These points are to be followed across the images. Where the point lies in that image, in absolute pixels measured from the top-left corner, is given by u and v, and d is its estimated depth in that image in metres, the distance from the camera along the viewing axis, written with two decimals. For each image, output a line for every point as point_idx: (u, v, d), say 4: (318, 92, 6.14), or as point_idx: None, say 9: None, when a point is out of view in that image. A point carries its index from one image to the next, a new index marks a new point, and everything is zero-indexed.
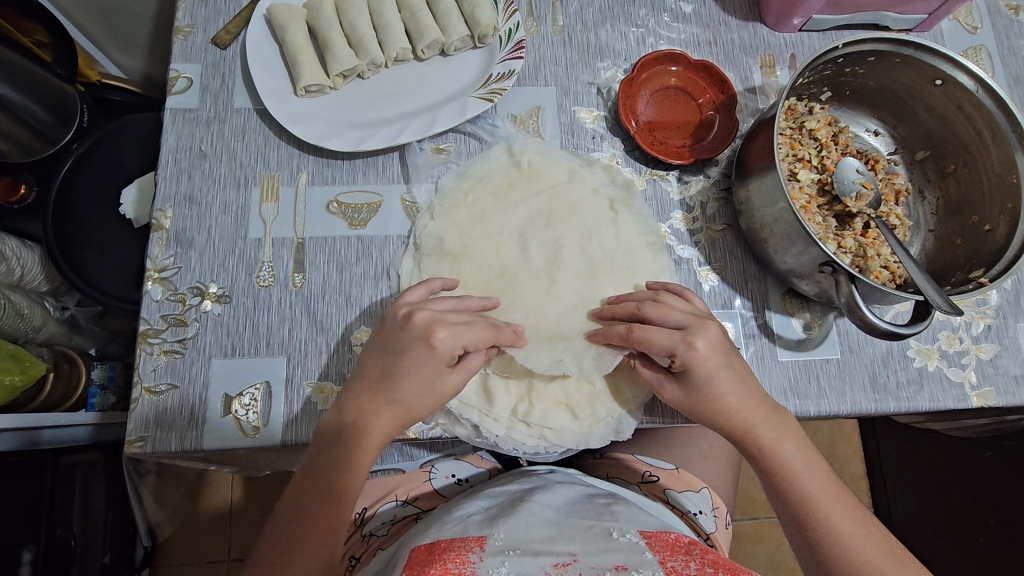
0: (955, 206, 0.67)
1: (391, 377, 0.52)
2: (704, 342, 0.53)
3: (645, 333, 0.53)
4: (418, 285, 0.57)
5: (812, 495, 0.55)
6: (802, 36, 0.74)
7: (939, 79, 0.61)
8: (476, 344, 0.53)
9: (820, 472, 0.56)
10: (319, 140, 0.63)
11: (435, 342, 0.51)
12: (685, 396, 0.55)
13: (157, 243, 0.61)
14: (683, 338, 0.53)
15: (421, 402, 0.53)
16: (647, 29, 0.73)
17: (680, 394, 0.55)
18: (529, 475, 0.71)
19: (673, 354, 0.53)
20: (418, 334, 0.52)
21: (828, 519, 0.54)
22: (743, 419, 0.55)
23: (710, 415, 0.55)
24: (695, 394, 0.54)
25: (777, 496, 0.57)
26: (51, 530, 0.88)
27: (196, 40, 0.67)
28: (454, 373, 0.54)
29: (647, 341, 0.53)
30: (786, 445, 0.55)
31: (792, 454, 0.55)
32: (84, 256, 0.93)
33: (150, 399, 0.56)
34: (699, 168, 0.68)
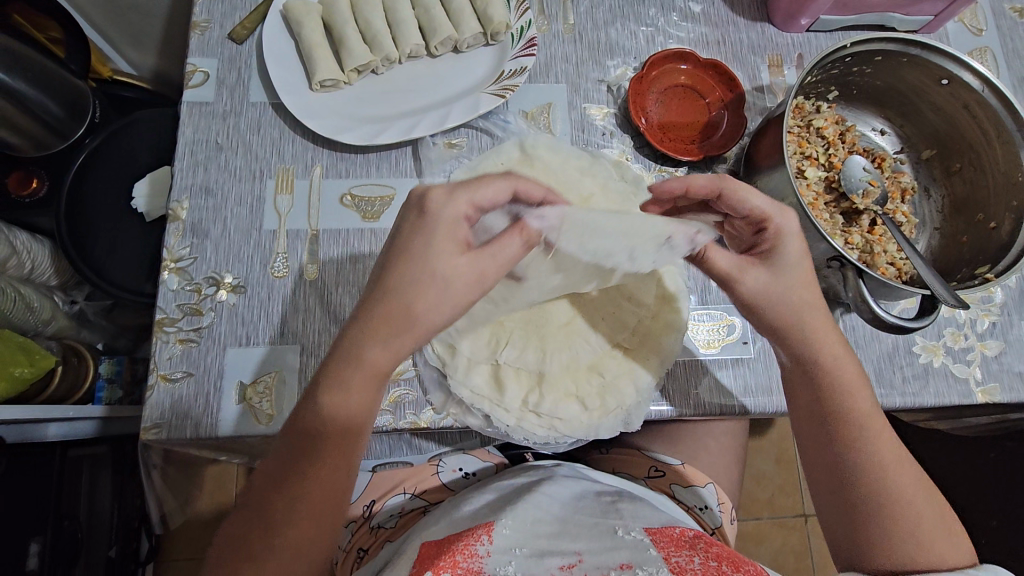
0: (960, 204, 0.68)
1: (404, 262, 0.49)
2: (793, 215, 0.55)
3: (742, 190, 0.54)
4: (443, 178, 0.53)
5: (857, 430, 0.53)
6: (810, 36, 0.75)
7: (945, 78, 0.62)
8: (482, 196, 0.50)
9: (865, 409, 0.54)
10: (334, 133, 0.64)
11: (428, 204, 0.49)
12: (769, 279, 0.54)
13: (173, 234, 0.61)
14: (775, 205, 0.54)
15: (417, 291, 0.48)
16: (656, 28, 0.74)
17: (766, 277, 0.54)
18: (530, 469, 0.72)
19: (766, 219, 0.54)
20: (416, 204, 0.50)
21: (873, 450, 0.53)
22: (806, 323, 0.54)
23: (780, 312, 0.54)
24: (778, 276, 0.54)
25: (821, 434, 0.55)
26: (58, 522, 0.89)
27: (213, 34, 0.68)
28: (464, 255, 0.49)
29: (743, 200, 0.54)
30: (845, 368, 0.54)
31: (848, 378, 0.54)
32: (95, 249, 0.94)
33: (166, 386, 0.56)
34: (708, 165, 0.69)
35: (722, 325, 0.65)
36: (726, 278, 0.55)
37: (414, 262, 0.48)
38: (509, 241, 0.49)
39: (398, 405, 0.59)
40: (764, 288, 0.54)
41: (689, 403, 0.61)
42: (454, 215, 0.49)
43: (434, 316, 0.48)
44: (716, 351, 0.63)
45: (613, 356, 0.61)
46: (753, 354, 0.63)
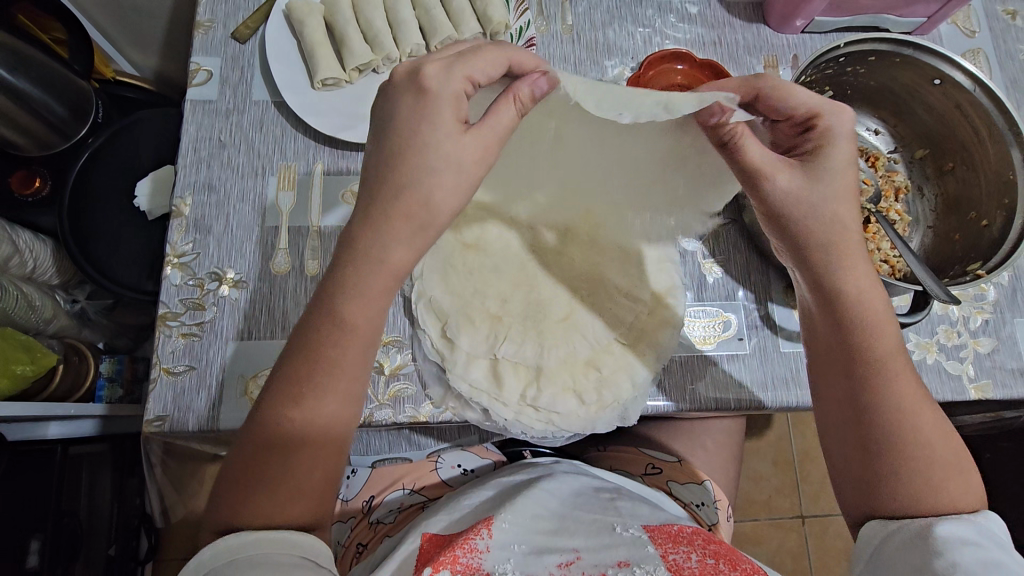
0: (953, 202, 0.69)
1: (400, 148, 0.46)
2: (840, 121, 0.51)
3: (786, 86, 0.50)
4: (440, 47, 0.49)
5: (886, 363, 0.50)
6: (804, 37, 0.76)
7: (938, 78, 0.63)
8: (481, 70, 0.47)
9: (893, 347, 0.51)
10: (336, 131, 0.65)
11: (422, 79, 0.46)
12: (803, 184, 0.50)
13: (177, 229, 0.62)
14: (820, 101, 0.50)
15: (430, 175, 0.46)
16: (653, 29, 0.75)
17: (800, 180, 0.50)
18: (523, 468, 0.72)
19: (815, 116, 0.50)
20: (406, 82, 0.47)
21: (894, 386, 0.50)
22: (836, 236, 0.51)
23: (809, 216, 0.50)
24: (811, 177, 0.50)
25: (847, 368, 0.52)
26: (58, 519, 0.89)
27: (216, 34, 0.69)
28: (465, 128, 0.46)
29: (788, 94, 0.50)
30: (873, 299, 0.51)
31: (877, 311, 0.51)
32: (98, 248, 0.95)
33: (168, 378, 0.57)
34: None
35: (718, 321, 0.65)
36: (754, 173, 0.50)
37: (411, 143, 0.46)
38: (500, 107, 0.47)
39: (398, 399, 0.60)
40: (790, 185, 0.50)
41: (686, 397, 0.62)
42: (455, 89, 0.46)
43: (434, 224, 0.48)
44: (712, 346, 0.64)
45: (611, 351, 0.61)
46: (747, 350, 0.64)
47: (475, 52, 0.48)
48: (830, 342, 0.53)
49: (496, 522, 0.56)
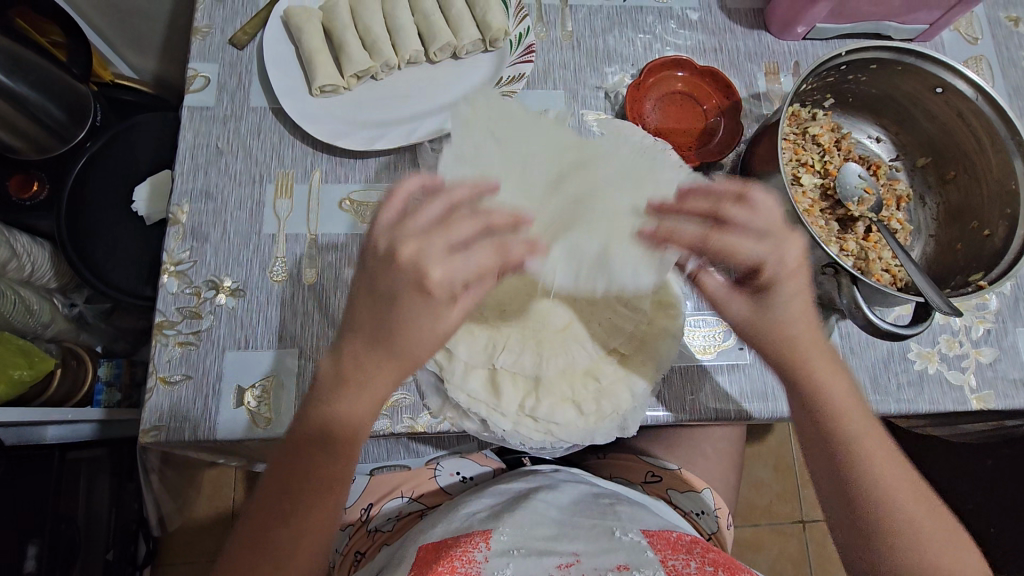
0: (955, 211, 0.68)
1: (390, 324, 0.48)
2: (792, 253, 0.53)
3: (738, 239, 0.52)
4: (391, 198, 0.49)
5: (855, 440, 0.55)
6: (806, 44, 0.76)
7: (939, 87, 0.63)
8: (475, 269, 0.46)
9: (856, 421, 0.56)
10: (333, 138, 0.65)
11: (424, 284, 0.46)
12: (752, 312, 0.56)
13: (173, 237, 0.62)
14: (773, 249, 0.52)
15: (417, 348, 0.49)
16: (654, 36, 0.75)
17: (748, 308, 0.56)
18: (521, 476, 0.72)
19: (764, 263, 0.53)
20: (405, 277, 0.46)
21: (867, 457, 0.55)
22: (796, 342, 0.55)
23: (760, 339, 0.56)
24: (760, 304, 0.55)
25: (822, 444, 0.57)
26: (56, 524, 0.89)
27: (214, 40, 0.69)
28: (452, 309, 0.48)
29: (731, 250, 0.52)
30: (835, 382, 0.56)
31: (838, 394, 0.56)
32: (96, 252, 0.94)
33: (165, 388, 0.57)
34: (704, 171, 0.70)
35: (719, 330, 0.65)
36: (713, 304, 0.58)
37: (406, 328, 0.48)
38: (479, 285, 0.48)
39: (396, 409, 0.60)
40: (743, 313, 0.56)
41: (688, 407, 0.62)
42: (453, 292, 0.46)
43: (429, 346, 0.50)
44: (713, 356, 0.64)
45: (610, 361, 0.61)
46: (750, 359, 0.64)
47: (471, 242, 0.46)
48: (804, 421, 0.57)
49: (495, 532, 0.56)
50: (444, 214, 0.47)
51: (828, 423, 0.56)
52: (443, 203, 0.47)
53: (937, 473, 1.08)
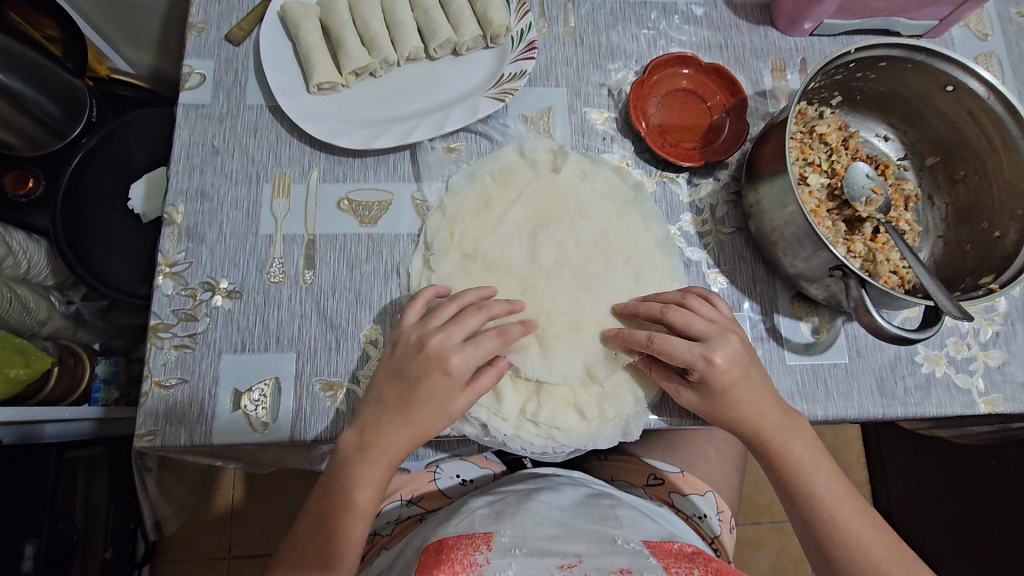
0: (964, 212, 0.67)
1: (408, 401, 0.53)
2: (723, 356, 0.54)
3: (671, 338, 0.54)
4: (413, 300, 0.57)
5: (822, 505, 0.55)
6: (813, 40, 0.75)
7: (950, 85, 0.61)
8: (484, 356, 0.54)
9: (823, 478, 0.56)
10: (330, 137, 0.63)
11: (451, 368, 0.53)
12: (698, 401, 0.56)
13: (169, 237, 0.61)
14: (702, 353, 0.54)
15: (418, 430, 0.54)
16: (658, 32, 0.74)
17: (696, 399, 0.56)
18: (535, 478, 0.71)
19: (692, 368, 0.54)
20: (433, 361, 0.53)
21: (837, 521, 0.55)
22: (753, 420, 0.55)
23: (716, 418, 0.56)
24: (709, 400, 0.55)
25: (797, 515, 0.57)
26: (55, 523, 0.87)
27: (209, 35, 0.68)
28: (462, 393, 0.54)
29: (669, 352, 0.54)
30: (800, 443, 0.56)
31: (799, 460, 0.56)
32: (92, 251, 0.93)
33: (160, 392, 0.56)
34: (709, 171, 0.69)
35: None
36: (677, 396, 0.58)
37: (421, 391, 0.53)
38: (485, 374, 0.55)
39: None
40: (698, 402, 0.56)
41: (688, 412, 0.60)
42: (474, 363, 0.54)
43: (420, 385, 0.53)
44: None
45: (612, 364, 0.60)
46: None
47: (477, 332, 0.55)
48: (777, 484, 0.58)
49: (495, 536, 0.55)
50: (456, 313, 0.56)
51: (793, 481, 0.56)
52: (455, 305, 0.56)
53: (940, 473, 1.07)
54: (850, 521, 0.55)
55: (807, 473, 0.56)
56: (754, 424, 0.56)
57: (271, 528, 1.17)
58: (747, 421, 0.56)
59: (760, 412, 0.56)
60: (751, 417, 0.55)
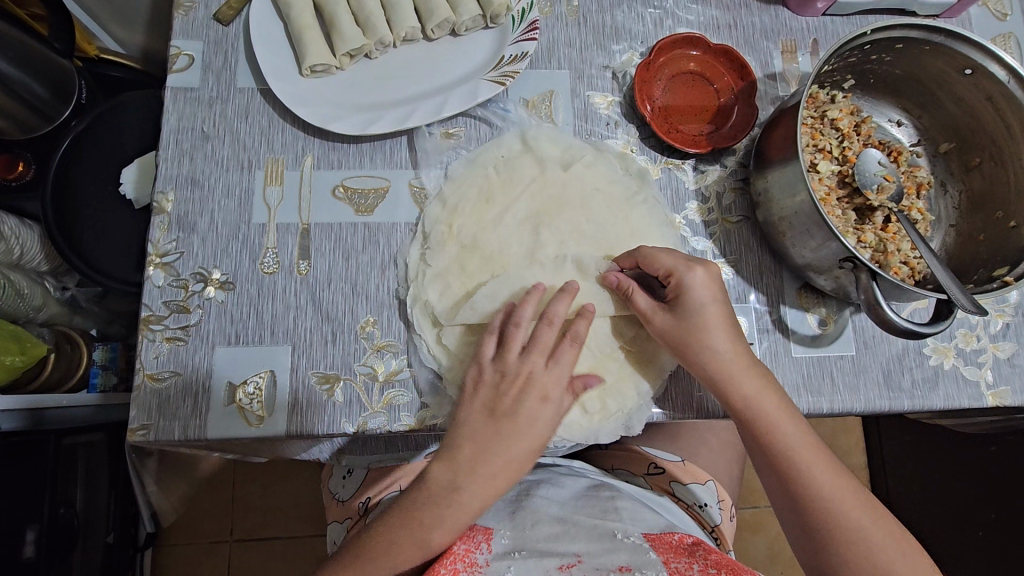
0: (978, 200, 0.65)
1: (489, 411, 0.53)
2: (703, 271, 0.55)
3: (651, 250, 0.56)
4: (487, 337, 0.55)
5: (792, 458, 0.53)
6: (825, 20, 0.72)
7: (968, 68, 0.59)
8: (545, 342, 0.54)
9: (812, 460, 0.53)
10: (324, 122, 0.61)
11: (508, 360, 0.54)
12: (674, 323, 0.55)
13: (158, 227, 0.59)
14: (684, 260, 0.55)
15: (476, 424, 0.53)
16: (665, 12, 0.71)
17: (672, 322, 0.55)
18: (540, 468, 0.70)
19: (672, 272, 0.55)
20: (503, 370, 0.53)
21: (835, 506, 0.51)
22: (736, 385, 0.54)
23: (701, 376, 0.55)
24: (685, 320, 0.54)
25: (769, 472, 0.55)
26: (55, 509, 0.87)
27: (197, 15, 0.65)
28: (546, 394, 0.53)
29: (652, 256, 0.56)
30: (783, 422, 0.54)
31: (769, 414, 0.53)
32: (83, 237, 0.90)
33: (152, 385, 0.55)
34: (715, 157, 0.66)
35: None
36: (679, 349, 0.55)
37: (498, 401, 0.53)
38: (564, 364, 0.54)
39: (391, 407, 0.56)
40: (669, 334, 0.55)
41: (688, 408, 0.59)
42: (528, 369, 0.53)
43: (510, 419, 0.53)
44: None
45: (615, 358, 0.59)
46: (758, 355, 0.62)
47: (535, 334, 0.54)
48: (764, 467, 0.55)
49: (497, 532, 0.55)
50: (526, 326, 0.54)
51: (782, 462, 0.53)
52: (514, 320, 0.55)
53: (940, 461, 1.07)
54: (832, 494, 0.52)
55: (775, 427, 0.53)
56: (722, 369, 0.54)
57: (271, 511, 1.17)
58: (715, 367, 0.54)
59: (730, 355, 0.54)
60: (719, 360, 0.54)
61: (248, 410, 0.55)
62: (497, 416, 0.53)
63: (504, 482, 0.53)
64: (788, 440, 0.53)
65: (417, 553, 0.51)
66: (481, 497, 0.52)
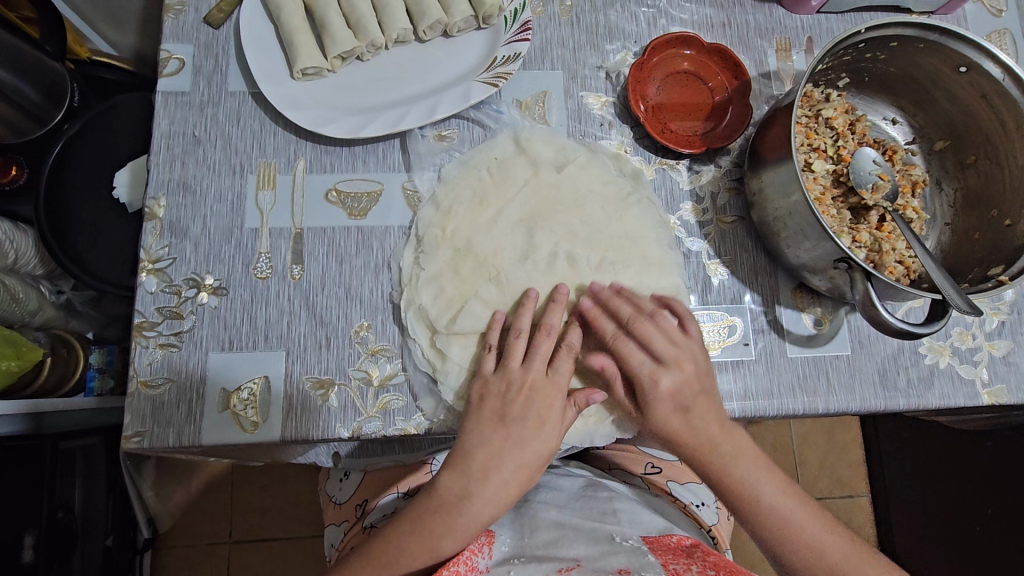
0: (974, 199, 0.65)
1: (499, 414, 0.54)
2: (657, 370, 0.55)
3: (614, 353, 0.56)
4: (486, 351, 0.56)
5: (775, 522, 0.52)
6: (820, 18, 0.71)
7: (964, 66, 0.59)
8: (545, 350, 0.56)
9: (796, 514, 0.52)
10: (317, 126, 0.60)
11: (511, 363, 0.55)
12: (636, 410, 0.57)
13: (150, 233, 0.59)
14: (640, 367, 0.55)
15: (480, 433, 0.54)
16: (659, 10, 0.70)
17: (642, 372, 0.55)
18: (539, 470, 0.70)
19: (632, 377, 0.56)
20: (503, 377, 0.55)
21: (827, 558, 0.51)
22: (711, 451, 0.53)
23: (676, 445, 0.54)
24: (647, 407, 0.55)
25: (755, 534, 0.54)
26: (53, 513, 0.87)
27: (188, 18, 0.65)
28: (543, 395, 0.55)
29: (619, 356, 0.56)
30: (762, 481, 0.53)
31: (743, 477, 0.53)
32: (77, 242, 0.90)
33: (146, 392, 0.54)
34: (710, 157, 0.66)
35: (723, 325, 0.62)
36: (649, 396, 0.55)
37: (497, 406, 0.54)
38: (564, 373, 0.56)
39: (387, 411, 0.56)
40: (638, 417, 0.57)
41: None
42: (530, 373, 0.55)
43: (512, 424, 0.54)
44: (721, 351, 0.62)
45: None
46: (754, 355, 0.62)
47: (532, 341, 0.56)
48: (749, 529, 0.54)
49: (500, 538, 0.56)
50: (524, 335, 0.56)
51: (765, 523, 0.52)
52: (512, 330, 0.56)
53: (937, 455, 1.07)
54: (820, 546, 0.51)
55: (754, 488, 0.53)
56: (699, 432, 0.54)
57: (271, 511, 1.17)
58: (689, 434, 0.54)
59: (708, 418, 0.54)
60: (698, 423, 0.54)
61: (243, 416, 0.54)
62: (503, 422, 0.54)
63: (499, 483, 0.53)
64: (769, 499, 0.52)
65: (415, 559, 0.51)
66: (481, 500, 0.52)
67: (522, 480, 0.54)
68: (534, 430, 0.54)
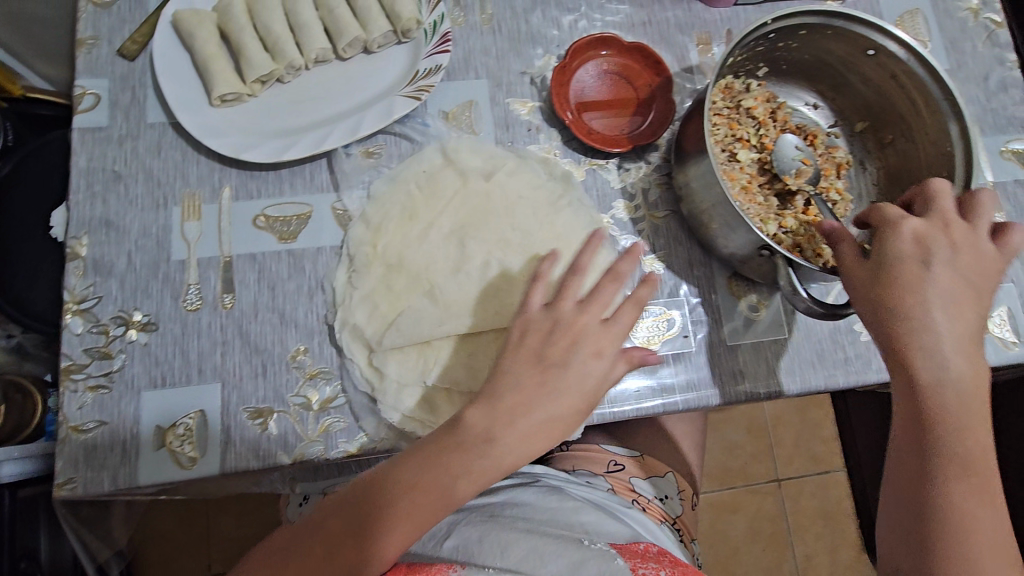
0: (894, 175, 0.67)
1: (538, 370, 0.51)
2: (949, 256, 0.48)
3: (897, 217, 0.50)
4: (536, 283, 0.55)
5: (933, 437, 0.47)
6: (737, 10, 0.73)
7: (871, 49, 0.60)
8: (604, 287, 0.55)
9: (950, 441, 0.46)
10: (238, 153, 0.60)
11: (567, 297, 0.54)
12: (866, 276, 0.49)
13: (74, 272, 0.57)
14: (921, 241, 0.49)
15: (516, 372, 0.51)
16: (580, 13, 0.71)
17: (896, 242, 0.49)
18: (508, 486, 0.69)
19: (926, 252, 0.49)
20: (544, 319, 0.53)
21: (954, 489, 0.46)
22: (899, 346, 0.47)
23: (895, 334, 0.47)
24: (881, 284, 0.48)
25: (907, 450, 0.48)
26: (15, 563, 0.84)
27: (101, 52, 0.64)
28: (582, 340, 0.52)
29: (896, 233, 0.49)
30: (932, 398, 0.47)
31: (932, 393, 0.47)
32: (15, 284, 0.88)
33: (78, 437, 0.53)
34: (639, 154, 0.67)
35: (662, 320, 0.63)
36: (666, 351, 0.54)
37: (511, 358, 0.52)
38: (625, 314, 0.54)
39: (329, 434, 0.56)
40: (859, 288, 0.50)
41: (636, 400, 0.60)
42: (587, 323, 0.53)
43: (566, 373, 0.51)
44: (661, 346, 0.62)
45: None
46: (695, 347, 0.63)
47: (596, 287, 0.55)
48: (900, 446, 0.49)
49: (473, 562, 0.51)
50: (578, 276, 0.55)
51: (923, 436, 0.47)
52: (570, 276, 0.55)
53: None
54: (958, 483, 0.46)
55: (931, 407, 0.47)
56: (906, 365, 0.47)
57: (249, 540, 1.15)
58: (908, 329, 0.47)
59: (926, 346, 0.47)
60: (910, 366, 0.47)
61: (184, 449, 0.54)
62: (544, 364, 0.51)
63: (525, 429, 0.50)
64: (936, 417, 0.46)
65: (404, 515, 0.48)
66: (504, 444, 0.50)
67: (550, 431, 0.51)
68: (575, 378, 0.51)
